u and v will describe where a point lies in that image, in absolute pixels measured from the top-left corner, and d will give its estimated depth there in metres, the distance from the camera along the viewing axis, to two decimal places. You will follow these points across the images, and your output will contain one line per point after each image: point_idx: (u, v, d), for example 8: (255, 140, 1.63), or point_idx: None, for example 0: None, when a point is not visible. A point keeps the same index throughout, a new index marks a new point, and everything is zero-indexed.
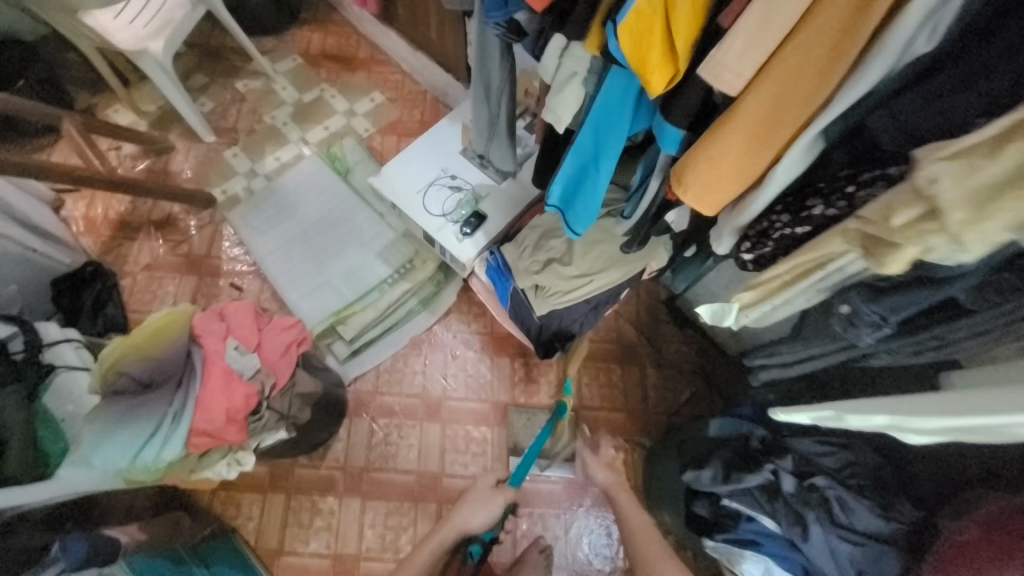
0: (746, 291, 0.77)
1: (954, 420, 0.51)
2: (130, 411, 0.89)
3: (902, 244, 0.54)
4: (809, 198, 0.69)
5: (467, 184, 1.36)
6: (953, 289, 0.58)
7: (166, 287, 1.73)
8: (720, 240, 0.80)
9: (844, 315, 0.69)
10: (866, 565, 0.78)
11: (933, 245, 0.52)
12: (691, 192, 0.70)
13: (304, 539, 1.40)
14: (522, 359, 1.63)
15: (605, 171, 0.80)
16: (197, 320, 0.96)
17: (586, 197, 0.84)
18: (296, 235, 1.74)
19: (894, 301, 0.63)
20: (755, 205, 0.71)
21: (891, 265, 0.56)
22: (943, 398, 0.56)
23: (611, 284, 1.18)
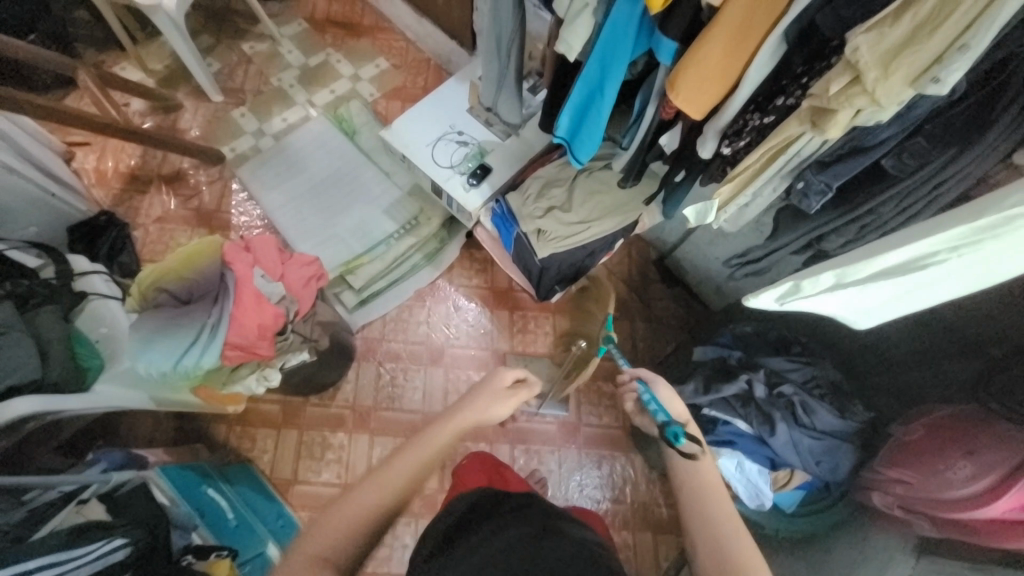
0: (724, 186, 0.89)
1: (883, 258, 0.67)
2: (170, 322, 0.97)
3: (838, 109, 0.66)
4: (775, 95, 0.77)
5: (473, 139, 1.44)
6: (879, 154, 0.73)
7: (178, 238, 1.79)
8: (703, 144, 0.87)
9: (797, 190, 0.80)
10: (822, 456, 0.91)
11: (859, 107, 0.64)
12: (682, 96, 0.79)
13: (317, 470, 1.50)
14: (521, 311, 1.74)
15: (606, 103, 0.91)
16: (228, 248, 1.04)
17: (589, 129, 0.96)
18: (306, 191, 1.81)
19: (838, 168, 0.75)
20: (733, 106, 0.79)
21: (831, 129, 0.68)
22: (870, 249, 0.71)
23: (606, 231, 1.28)
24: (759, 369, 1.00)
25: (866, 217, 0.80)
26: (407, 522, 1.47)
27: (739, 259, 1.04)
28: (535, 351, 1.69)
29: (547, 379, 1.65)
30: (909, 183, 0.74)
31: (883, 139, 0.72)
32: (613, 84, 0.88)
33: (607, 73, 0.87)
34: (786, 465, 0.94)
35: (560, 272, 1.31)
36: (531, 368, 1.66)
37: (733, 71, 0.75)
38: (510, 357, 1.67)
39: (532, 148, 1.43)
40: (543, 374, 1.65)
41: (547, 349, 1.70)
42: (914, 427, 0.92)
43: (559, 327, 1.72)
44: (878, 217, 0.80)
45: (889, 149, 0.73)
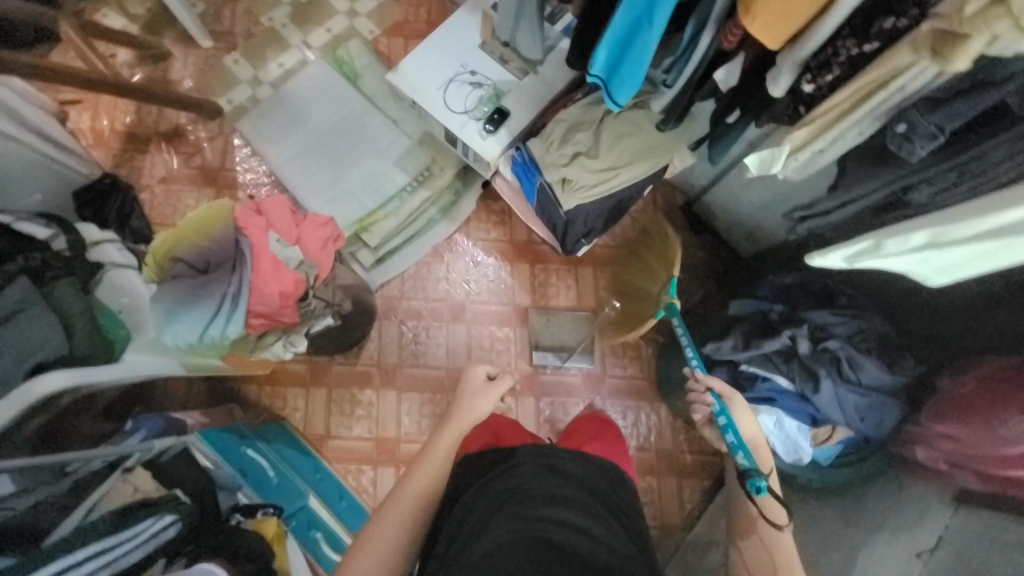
0: (800, 130, 0.83)
1: (985, 220, 0.65)
2: (190, 292, 0.95)
3: (970, 34, 0.58)
4: (880, 16, 0.69)
5: (488, 80, 1.32)
6: (1002, 92, 0.66)
7: (186, 199, 1.73)
8: (777, 80, 0.80)
9: (899, 133, 0.73)
10: (867, 412, 0.89)
11: (998, 32, 0.56)
12: (758, 22, 0.72)
13: (348, 426, 1.54)
14: (542, 264, 1.68)
15: (658, 27, 0.80)
16: (239, 213, 1.00)
17: (633, 60, 0.84)
18: (311, 144, 1.71)
19: (953, 108, 0.68)
20: (823, 32, 0.71)
21: (959, 60, 0.60)
22: (975, 207, 0.68)
23: (636, 178, 1.20)
24: (802, 325, 0.95)
25: (972, 165, 0.74)
26: None
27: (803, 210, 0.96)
28: (557, 305, 1.66)
29: (571, 332, 1.63)
30: None
31: (1010, 72, 0.65)
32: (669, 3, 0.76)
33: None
34: (827, 421, 0.92)
35: (584, 226, 1.23)
36: (554, 322, 1.63)
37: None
38: (532, 312, 1.64)
39: (553, 88, 1.31)
40: (567, 328, 1.63)
41: (570, 301, 1.66)
42: (965, 381, 0.87)
43: (582, 279, 1.68)
44: (986, 167, 0.73)
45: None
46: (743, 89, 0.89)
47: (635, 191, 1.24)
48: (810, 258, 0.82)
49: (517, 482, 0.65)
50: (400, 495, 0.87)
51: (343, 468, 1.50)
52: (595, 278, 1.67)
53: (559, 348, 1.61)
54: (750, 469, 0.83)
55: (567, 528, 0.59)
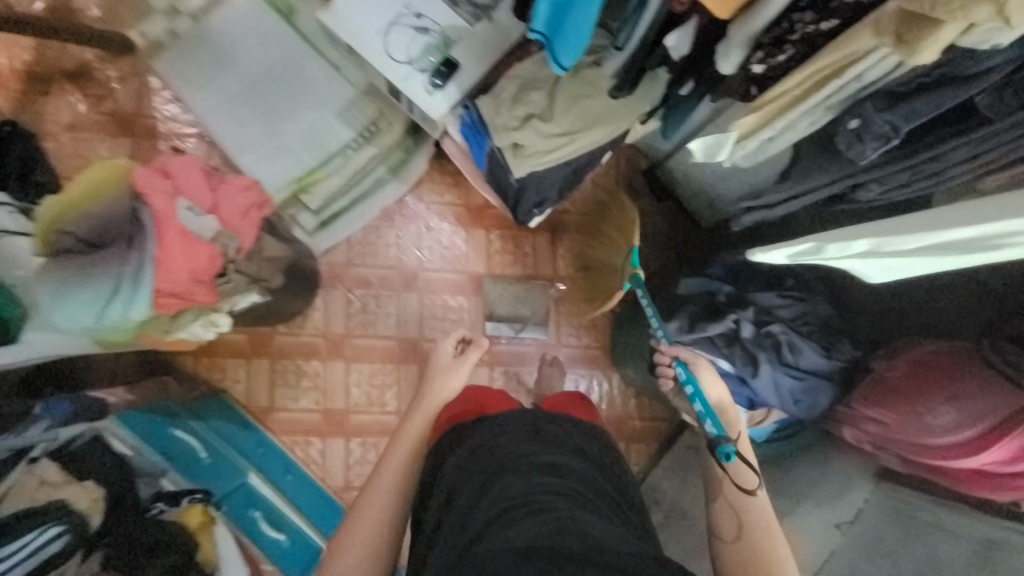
0: (748, 116, 0.80)
1: (933, 235, 0.65)
2: (82, 269, 0.84)
3: (945, 21, 0.52)
4: None
5: (434, 25, 1.17)
6: (971, 91, 0.63)
7: (97, 150, 1.52)
8: (728, 56, 0.72)
9: (851, 129, 0.72)
10: (802, 394, 0.92)
11: (976, 19, 0.50)
12: None
13: (294, 398, 1.48)
14: (499, 231, 1.61)
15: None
16: (139, 176, 0.88)
17: (575, 15, 0.75)
18: (240, 91, 1.48)
19: (911, 107, 0.67)
20: (778, 4, 0.63)
21: (925, 52, 0.55)
22: (924, 217, 0.69)
23: (593, 143, 1.10)
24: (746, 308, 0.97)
25: (928, 164, 0.74)
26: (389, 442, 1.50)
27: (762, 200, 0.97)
28: (513, 273, 1.60)
29: (527, 302, 1.59)
30: (992, 130, 0.66)
31: (988, 65, 0.61)
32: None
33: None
34: (762, 404, 0.94)
35: (537, 195, 1.16)
36: (510, 290, 1.59)
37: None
38: (488, 281, 1.59)
39: (508, 37, 1.18)
40: (523, 297, 1.59)
41: (527, 270, 1.61)
42: (896, 365, 0.91)
43: (539, 246, 1.62)
44: (943, 167, 0.73)
45: (992, 80, 0.62)
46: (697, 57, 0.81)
47: (592, 158, 1.16)
48: (751, 254, 0.87)
49: (505, 447, 0.74)
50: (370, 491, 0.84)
51: (290, 440, 1.46)
52: (553, 246, 1.62)
53: (515, 318, 1.58)
54: (720, 436, 0.82)
55: (547, 490, 0.66)
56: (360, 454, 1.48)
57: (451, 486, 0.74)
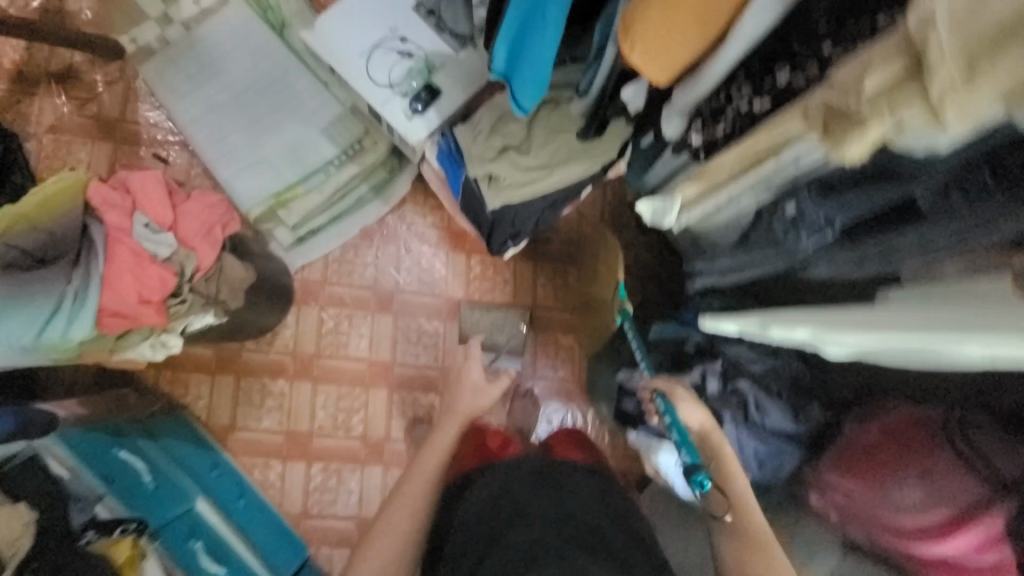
0: (690, 185, 0.76)
1: (879, 335, 0.56)
2: (18, 287, 0.79)
3: (868, 121, 0.42)
4: (776, 63, 0.61)
5: (418, 50, 1.16)
6: (914, 187, 0.52)
7: (78, 153, 1.50)
8: (669, 120, 0.75)
9: (788, 216, 0.67)
10: (768, 455, 0.92)
11: (905, 121, 0.40)
12: (638, 52, 0.60)
13: (257, 417, 1.44)
14: (480, 256, 1.58)
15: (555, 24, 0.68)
16: (95, 191, 0.87)
17: (531, 62, 0.73)
18: (226, 102, 1.47)
19: (844, 198, 0.58)
20: (709, 74, 0.62)
21: (851, 150, 0.44)
22: (869, 314, 0.61)
23: (573, 178, 1.06)
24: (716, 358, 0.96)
25: (876, 253, 0.60)
26: (352, 470, 1.45)
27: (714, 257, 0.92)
28: (492, 300, 1.57)
29: (504, 330, 1.55)
30: (941, 231, 0.51)
31: (939, 162, 0.49)
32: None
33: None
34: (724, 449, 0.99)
35: (514, 226, 1.12)
36: (487, 317, 1.56)
37: (717, 15, 0.55)
38: (465, 307, 1.55)
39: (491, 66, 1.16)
40: (501, 325, 1.55)
41: (505, 298, 1.58)
42: (868, 429, 0.83)
43: (520, 275, 1.59)
44: (893, 254, 0.58)
45: (941, 174, 0.49)
46: (648, 110, 0.81)
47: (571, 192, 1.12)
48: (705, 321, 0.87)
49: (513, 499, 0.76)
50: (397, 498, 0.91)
51: (249, 461, 1.41)
52: (534, 274, 1.59)
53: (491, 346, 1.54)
54: (694, 465, 0.82)
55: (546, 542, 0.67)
56: (321, 480, 1.43)
57: (460, 544, 0.75)
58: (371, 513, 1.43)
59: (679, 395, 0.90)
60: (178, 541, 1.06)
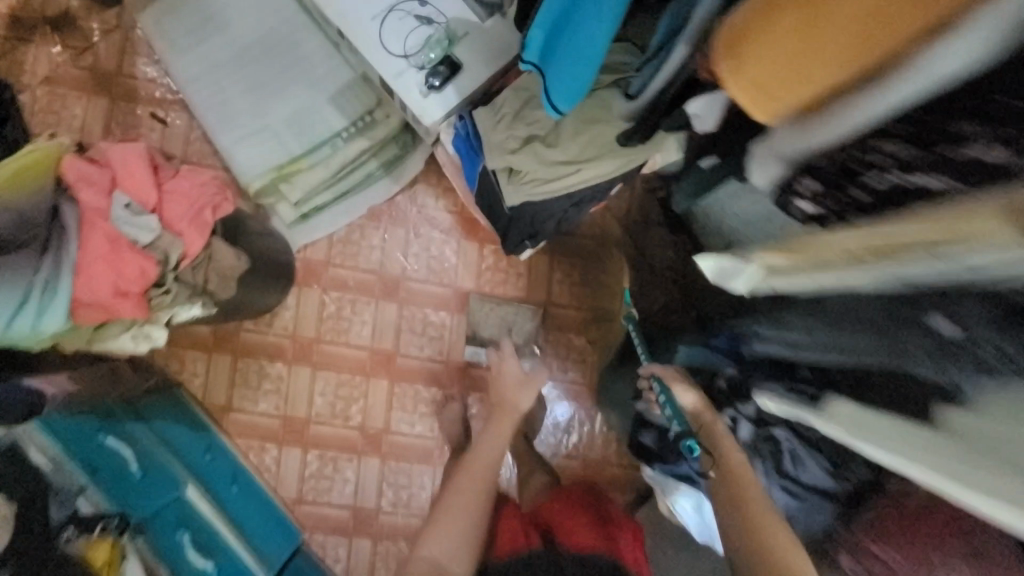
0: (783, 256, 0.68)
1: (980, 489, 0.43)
2: None
3: None
4: (959, 125, 0.45)
5: (439, 17, 1.02)
6: None
7: (72, 108, 1.39)
8: (762, 166, 0.61)
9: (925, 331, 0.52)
10: (799, 513, 0.84)
11: None
12: (741, 79, 0.48)
13: (253, 399, 1.39)
14: (493, 246, 1.48)
15: (612, 8, 0.56)
16: (75, 166, 0.80)
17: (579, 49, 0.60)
18: (229, 60, 1.34)
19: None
20: (836, 126, 0.48)
21: None
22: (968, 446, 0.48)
23: (601, 177, 0.94)
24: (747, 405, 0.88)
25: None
26: (348, 459, 1.41)
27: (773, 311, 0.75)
28: (503, 294, 1.48)
29: (514, 327, 1.47)
30: None
31: None
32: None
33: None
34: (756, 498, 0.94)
35: (533, 224, 1.02)
36: (498, 312, 1.47)
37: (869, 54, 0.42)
38: (474, 299, 1.46)
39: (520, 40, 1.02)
40: (511, 321, 1.47)
41: (518, 292, 1.48)
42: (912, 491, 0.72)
43: (534, 268, 1.49)
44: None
45: None
46: (717, 134, 0.70)
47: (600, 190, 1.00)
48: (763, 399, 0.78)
49: None
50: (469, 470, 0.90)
51: (244, 444, 1.38)
52: (550, 269, 1.48)
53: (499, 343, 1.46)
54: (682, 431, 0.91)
55: None
56: (317, 468, 1.40)
57: None
58: (366, 504, 1.41)
59: (669, 376, 0.90)
60: (167, 531, 1.04)
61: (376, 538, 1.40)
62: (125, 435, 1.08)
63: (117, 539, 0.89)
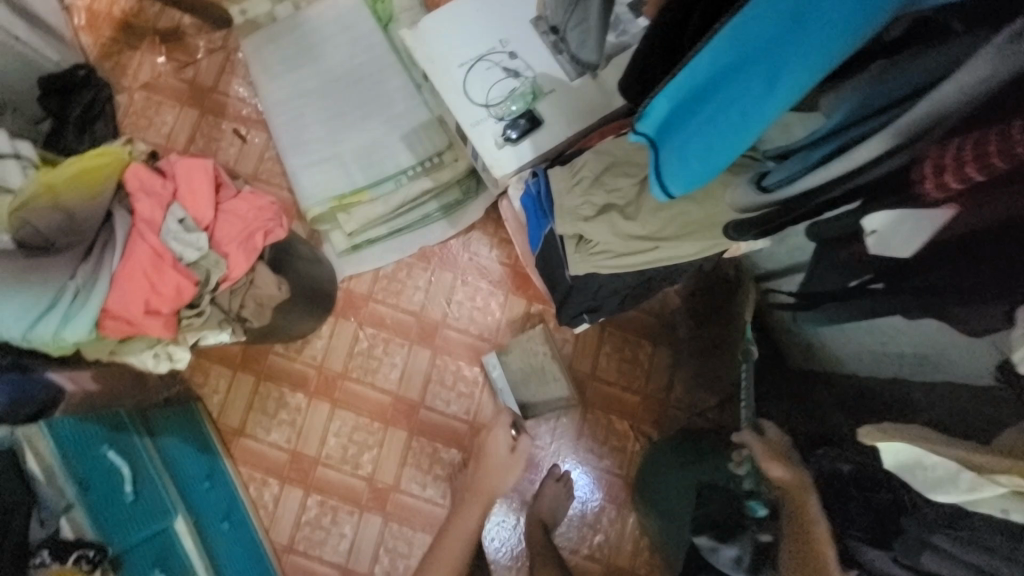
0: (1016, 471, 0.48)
1: None
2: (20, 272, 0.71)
3: None
4: None
5: (527, 70, 0.99)
6: None
7: (164, 115, 1.45)
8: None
9: None
10: None
11: None
12: None
13: (267, 428, 1.32)
14: (542, 306, 1.38)
15: (772, 105, 0.48)
16: (136, 171, 0.78)
17: (711, 140, 0.51)
18: (314, 89, 1.34)
19: None
20: None
21: None
22: None
23: (680, 259, 0.85)
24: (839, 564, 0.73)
25: None
26: (350, 512, 1.29)
27: (950, 524, 0.61)
28: (551, 348, 1.33)
29: (550, 385, 1.32)
30: None
31: None
32: (797, 74, 0.47)
33: (794, 44, 0.45)
34: None
35: (597, 297, 0.92)
36: (533, 360, 1.33)
37: None
38: (512, 350, 1.33)
39: (609, 103, 0.96)
40: (546, 379, 1.33)
41: (563, 360, 1.34)
42: None
43: (583, 337, 1.36)
44: None
45: None
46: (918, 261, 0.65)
47: (673, 270, 0.90)
48: None
49: None
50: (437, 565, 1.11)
51: (247, 474, 1.30)
52: (601, 341, 1.34)
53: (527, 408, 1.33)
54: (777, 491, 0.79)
55: None
56: (314, 516, 1.29)
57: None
58: (358, 568, 1.27)
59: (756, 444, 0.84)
60: (141, 568, 0.95)
61: None
62: (127, 450, 1.02)
63: None
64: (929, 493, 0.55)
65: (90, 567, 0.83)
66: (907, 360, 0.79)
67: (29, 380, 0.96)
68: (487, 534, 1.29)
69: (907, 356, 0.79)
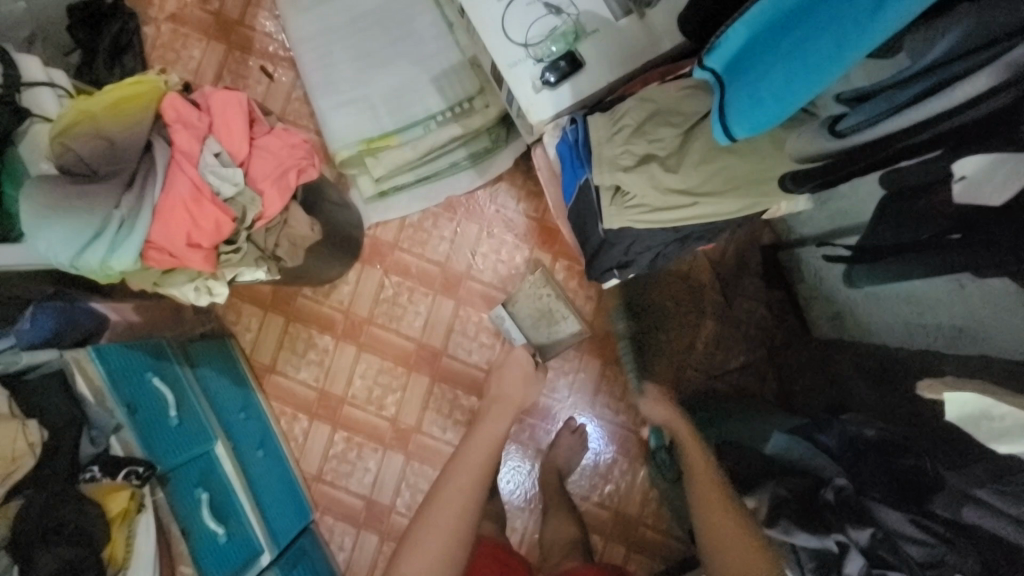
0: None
1: None
2: (67, 199, 0.73)
3: None
4: None
5: (570, 7, 0.93)
6: None
7: (191, 49, 1.42)
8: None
9: None
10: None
11: None
12: None
13: (296, 366, 1.38)
14: (567, 262, 1.37)
15: (874, 33, 0.43)
16: (173, 101, 0.77)
17: (787, 70, 0.50)
18: (342, 24, 1.28)
19: None
20: None
21: None
22: None
23: (718, 217, 0.82)
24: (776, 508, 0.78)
25: None
26: (374, 449, 1.37)
27: (995, 478, 0.61)
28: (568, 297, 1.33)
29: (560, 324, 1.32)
30: None
31: None
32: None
33: None
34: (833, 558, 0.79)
35: (630, 253, 0.90)
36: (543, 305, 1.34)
37: None
38: (518, 298, 1.33)
39: (656, 47, 0.91)
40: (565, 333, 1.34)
41: (584, 316, 1.35)
42: None
43: (607, 294, 1.35)
44: None
45: None
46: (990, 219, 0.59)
47: (709, 229, 0.87)
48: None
49: None
50: (456, 473, 0.98)
51: (278, 408, 1.37)
52: (624, 298, 1.34)
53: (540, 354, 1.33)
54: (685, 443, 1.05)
55: None
56: (341, 450, 1.36)
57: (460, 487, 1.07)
58: (381, 499, 1.35)
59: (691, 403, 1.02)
60: (187, 487, 1.02)
61: (383, 537, 1.35)
62: (170, 378, 1.07)
63: (136, 489, 0.89)
64: (991, 443, 0.55)
65: (140, 483, 0.90)
66: (943, 332, 0.77)
67: (76, 308, 1.02)
68: (501, 478, 1.35)
69: (944, 328, 0.76)
